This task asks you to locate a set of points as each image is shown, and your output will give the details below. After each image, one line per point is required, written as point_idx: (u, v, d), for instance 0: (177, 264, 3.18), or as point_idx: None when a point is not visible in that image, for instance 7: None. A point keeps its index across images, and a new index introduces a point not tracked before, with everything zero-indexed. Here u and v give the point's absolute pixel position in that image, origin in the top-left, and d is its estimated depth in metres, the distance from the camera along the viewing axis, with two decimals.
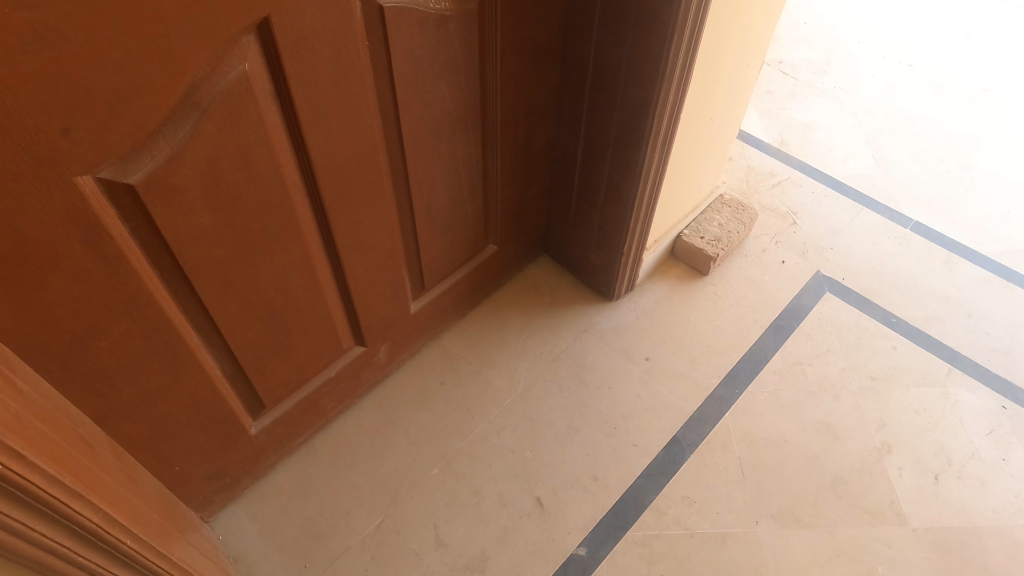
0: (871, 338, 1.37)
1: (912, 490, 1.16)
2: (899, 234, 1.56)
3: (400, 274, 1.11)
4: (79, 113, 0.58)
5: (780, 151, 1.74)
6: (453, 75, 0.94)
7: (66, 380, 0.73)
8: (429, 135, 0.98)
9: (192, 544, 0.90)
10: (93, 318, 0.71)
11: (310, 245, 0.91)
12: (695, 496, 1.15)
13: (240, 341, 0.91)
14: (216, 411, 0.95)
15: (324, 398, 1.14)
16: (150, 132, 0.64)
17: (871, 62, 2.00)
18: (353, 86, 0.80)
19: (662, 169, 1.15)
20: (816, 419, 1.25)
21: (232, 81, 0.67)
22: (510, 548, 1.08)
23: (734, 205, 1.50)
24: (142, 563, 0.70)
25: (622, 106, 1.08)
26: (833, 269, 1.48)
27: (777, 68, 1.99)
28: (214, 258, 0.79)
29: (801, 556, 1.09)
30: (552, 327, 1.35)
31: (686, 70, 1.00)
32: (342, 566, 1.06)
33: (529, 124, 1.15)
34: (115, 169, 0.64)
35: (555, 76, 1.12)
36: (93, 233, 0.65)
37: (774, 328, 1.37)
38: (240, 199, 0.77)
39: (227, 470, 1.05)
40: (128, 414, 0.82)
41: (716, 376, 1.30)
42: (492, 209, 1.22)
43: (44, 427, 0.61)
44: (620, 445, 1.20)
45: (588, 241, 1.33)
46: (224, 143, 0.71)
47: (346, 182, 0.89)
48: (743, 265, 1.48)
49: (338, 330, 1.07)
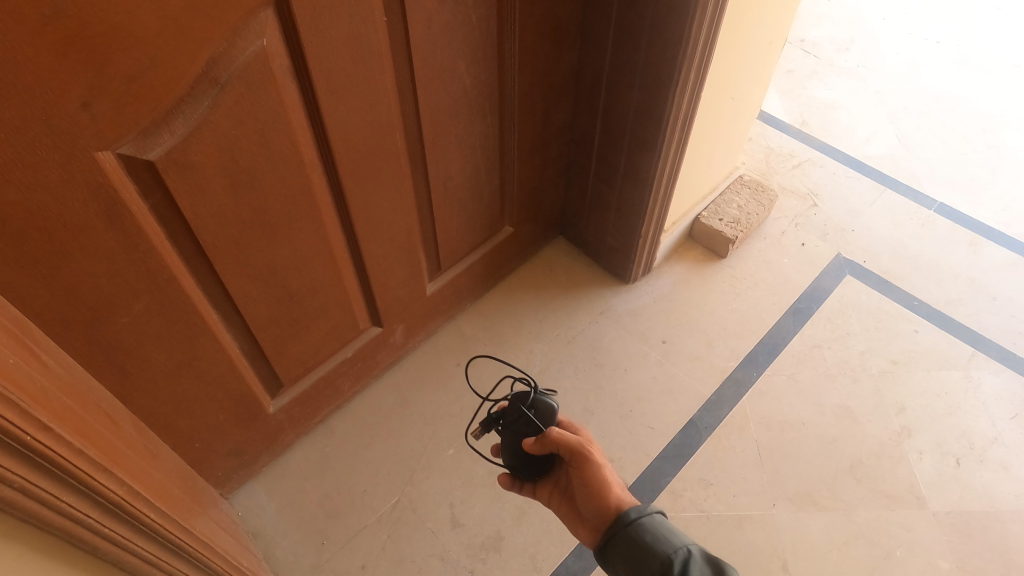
0: (892, 321, 1.35)
1: (932, 473, 1.15)
2: (923, 215, 1.53)
3: (416, 255, 1.11)
4: (98, 88, 0.58)
5: (801, 133, 1.71)
6: (470, 53, 0.93)
7: (89, 356, 0.74)
8: (445, 113, 0.97)
9: (211, 518, 0.91)
10: (114, 294, 0.72)
11: (327, 224, 0.91)
12: (711, 479, 1.14)
13: (258, 319, 0.92)
14: (234, 388, 0.96)
15: (340, 378, 1.15)
16: (169, 107, 0.64)
17: (895, 40, 1.96)
18: (369, 63, 0.79)
19: (681, 149, 1.13)
20: (835, 402, 1.23)
21: (251, 56, 0.67)
22: (526, 528, 1.09)
23: (753, 186, 1.48)
24: (166, 535, 0.71)
25: (642, 86, 1.06)
26: (854, 251, 1.46)
27: (798, 46, 1.95)
28: (233, 235, 0.80)
29: (818, 539, 1.08)
30: (568, 309, 1.35)
31: (708, 45, 0.98)
32: (360, 543, 1.07)
33: (547, 104, 1.13)
34: (135, 144, 0.64)
35: (573, 54, 1.11)
36: (112, 208, 0.66)
37: (792, 311, 1.36)
38: (258, 176, 0.77)
39: (246, 448, 1.06)
40: (149, 390, 0.83)
41: (734, 359, 1.29)
42: (509, 189, 1.21)
43: (68, 401, 0.62)
44: (636, 427, 1.20)
45: (605, 223, 1.32)
46: (242, 119, 0.71)
47: (362, 162, 0.89)
48: (762, 247, 1.46)
49: (354, 311, 1.07)
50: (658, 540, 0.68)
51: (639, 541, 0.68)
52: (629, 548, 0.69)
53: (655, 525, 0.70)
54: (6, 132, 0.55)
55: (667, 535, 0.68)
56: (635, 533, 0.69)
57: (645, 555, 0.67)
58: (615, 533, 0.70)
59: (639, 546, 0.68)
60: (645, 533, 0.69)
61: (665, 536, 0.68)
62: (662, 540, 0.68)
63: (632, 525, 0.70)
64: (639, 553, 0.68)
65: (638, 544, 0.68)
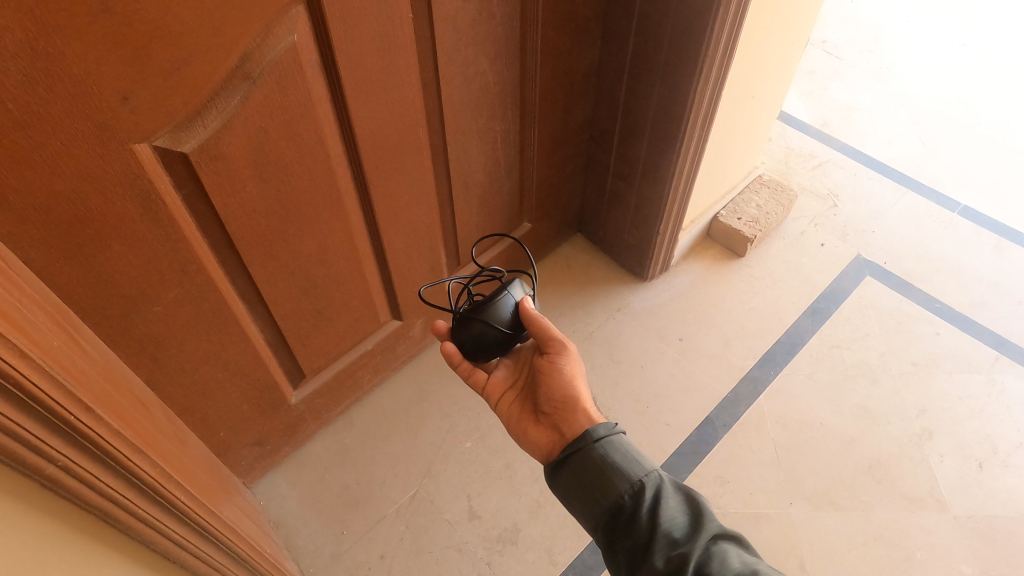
0: (913, 323, 1.34)
1: (954, 476, 1.14)
2: (946, 218, 1.52)
3: (437, 249, 1.12)
4: (138, 82, 0.60)
5: (821, 133, 1.70)
6: (494, 50, 0.94)
7: (121, 343, 0.76)
8: (468, 110, 0.98)
9: (236, 505, 0.93)
10: (147, 283, 0.74)
11: (351, 217, 0.93)
12: (728, 477, 1.14)
13: (283, 310, 0.94)
14: (259, 378, 0.98)
15: (361, 371, 1.17)
16: (203, 101, 0.66)
17: (919, 42, 1.94)
18: (396, 60, 0.81)
19: (701, 146, 1.13)
20: (854, 403, 1.23)
21: (282, 51, 0.68)
22: (543, 521, 1.10)
23: (773, 185, 1.48)
24: (196, 519, 0.73)
25: (662, 84, 1.07)
26: (875, 252, 1.45)
27: (820, 47, 1.94)
28: (260, 227, 0.81)
29: (835, 539, 1.08)
30: (585, 306, 1.36)
31: (731, 43, 0.98)
32: (379, 533, 1.08)
33: (567, 101, 1.14)
34: (171, 136, 0.66)
35: (594, 53, 1.12)
36: (147, 200, 0.68)
37: (811, 311, 1.36)
38: (286, 168, 0.79)
39: (268, 438, 1.08)
40: (178, 378, 0.86)
41: (752, 358, 1.29)
42: (528, 186, 1.23)
43: (105, 384, 0.64)
44: (652, 423, 1.20)
45: (623, 220, 1.33)
46: (272, 112, 0.72)
47: (386, 156, 0.90)
48: (781, 246, 1.46)
49: (375, 304, 1.09)
50: (626, 460, 0.68)
51: (608, 460, 0.68)
52: (596, 465, 0.69)
53: (623, 446, 0.70)
54: (49, 124, 0.57)
55: (636, 457, 0.68)
56: (604, 453, 0.69)
57: (613, 474, 0.67)
58: (582, 449, 0.70)
59: (606, 465, 0.68)
60: (615, 453, 0.69)
61: (634, 458, 0.68)
62: (631, 461, 0.68)
63: (601, 443, 0.70)
64: (607, 472, 0.68)
65: (605, 462, 0.68)
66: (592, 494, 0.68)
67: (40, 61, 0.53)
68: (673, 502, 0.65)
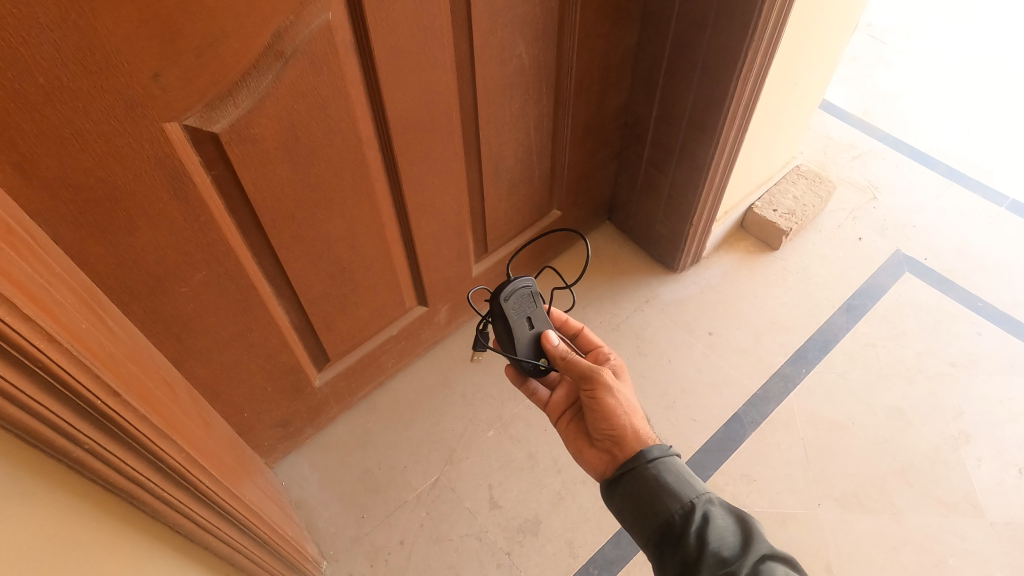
0: (952, 322, 1.29)
1: (990, 482, 1.10)
2: (991, 213, 1.46)
3: (465, 235, 1.10)
4: (169, 59, 0.58)
5: (862, 122, 1.64)
6: (530, 31, 0.91)
7: (149, 324, 0.75)
8: (502, 94, 0.95)
9: (258, 486, 0.93)
10: (174, 264, 0.73)
11: (380, 200, 0.91)
12: (754, 475, 1.12)
13: (309, 294, 0.93)
14: (283, 360, 0.97)
15: (384, 355, 1.16)
16: (234, 80, 0.64)
17: (968, 28, 1.86)
18: (430, 40, 0.78)
19: (741, 134, 1.09)
20: (888, 403, 1.19)
21: (316, 30, 0.66)
22: (565, 512, 1.09)
23: (811, 176, 1.43)
24: (219, 502, 0.72)
25: (703, 69, 1.03)
26: (914, 247, 1.40)
27: (864, 32, 1.87)
28: (289, 210, 0.80)
29: (864, 542, 1.05)
30: (612, 296, 1.33)
31: (778, 27, 0.94)
32: (399, 518, 1.08)
33: (603, 85, 1.11)
34: (202, 116, 0.64)
35: (633, 36, 1.08)
36: (177, 179, 0.66)
37: (847, 307, 1.31)
38: (316, 151, 0.77)
39: (291, 419, 1.08)
40: (203, 359, 0.85)
41: (783, 355, 1.26)
42: (559, 172, 1.20)
43: (131, 365, 0.63)
44: (678, 418, 1.18)
45: (656, 210, 1.30)
46: (304, 93, 0.70)
47: (417, 140, 0.88)
48: (816, 240, 1.42)
49: (401, 288, 1.08)
50: (679, 481, 0.66)
51: (660, 480, 0.66)
52: (647, 484, 0.67)
53: (675, 467, 0.68)
54: (81, 100, 0.55)
55: (688, 479, 0.67)
56: (657, 472, 0.67)
57: (664, 494, 0.66)
58: (635, 469, 0.68)
59: (658, 484, 0.66)
60: (668, 473, 0.67)
61: (686, 480, 0.66)
62: (683, 483, 0.66)
63: (655, 463, 0.68)
64: (656, 490, 0.66)
65: (656, 482, 0.66)
66: (641, 510, 0.66)
67: (71, 35, 0.52)
68: (723, 522, 0.63)
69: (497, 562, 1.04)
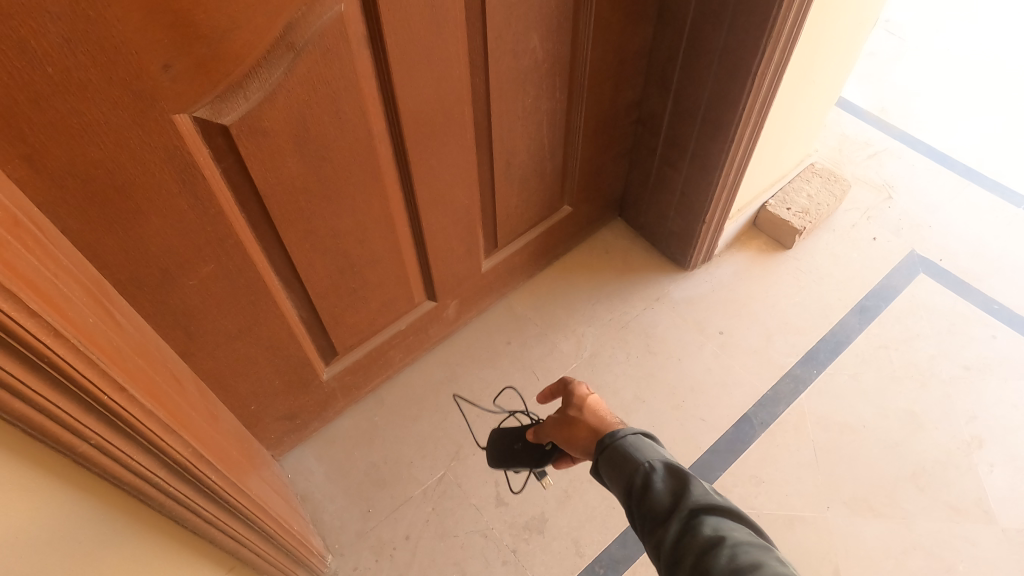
0: (967, 325, 1.27)
1: (1003, 488, 1.09)
2: (1008, 214, 1.43)
3: (475, 230, 1.09)
4: (179, 50, 0.57)
5: (878, 120, 1.62)
6: (545, 25, 0.90)
7: (157, 317, 0.75)
8: (515, 88, 0.94)
9: (264, 480, 0.92)
10: (183, 257, 0.72)
11: (390, 194, 0.90)
12: (763, 477, 1.11)
13: (317, 288, 0.92)
14: (291, 354, 0.97)
15: (392, 350, 1.15)
16: (245, 72, 0.63)
17: (988, 25, 1.83)
18: (443, 33, 0.77)
19: (756, 131, 1.07)
20: (900, 406, 1.18)
21: (328, 22, 0.65)
22: (571, 511, 1.08)
23: (826, 175, 1.41)
24: (225, 496, 0.72)
25: (719, 65, 1.01)
26: (929, 248, 1.38)
27: (882, 28, 1.84)
28: (298, 203, 0.79)
29: (873, 547, 1.04)
30: (622, 293, 1.32)
31: (798, 22, 0.92)
32: (404, 513, 1.08)
33: (617, 80, 1.09)
34: (211, 108, 0.63)
35: (649, 30, 1.06)
36: (186, 171, 0.66)
37: (859, 309, 1.30)
38: (327, 144, 0.76)
39: (298, 413, 1.08)
40: (211, 352, 0.85)
41: (794, 355, 1.24)
42: (571, 167, 1.19)
43: (139, 360, 0.63)
44: (687, 418, 1.17)
45: (668, 206, 1.28)
46: (315, 85, 0.69)
47: (428, 134, 0.87)
48: (830, 239, 1.40)
49: (410, 283, 1.07)
50: (618, 459, 0.66)
51: (605, 465, 0.67)
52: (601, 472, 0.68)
53: (616, 444, 0.67)
54: (90, 91, 0.54)
55: (628, 453, 0.65)
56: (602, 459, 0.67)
57: (612, 477, 0.66)
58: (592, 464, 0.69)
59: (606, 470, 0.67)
60: (608, 456, 0.66)
61: (626, 454, 0.65)
62: (622, 459, 0.65)
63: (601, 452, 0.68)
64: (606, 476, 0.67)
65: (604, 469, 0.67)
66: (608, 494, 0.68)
67: (81, 24, 0.51)
68: (660, 486, 0.62)
69: (503, 559, 1.04)
